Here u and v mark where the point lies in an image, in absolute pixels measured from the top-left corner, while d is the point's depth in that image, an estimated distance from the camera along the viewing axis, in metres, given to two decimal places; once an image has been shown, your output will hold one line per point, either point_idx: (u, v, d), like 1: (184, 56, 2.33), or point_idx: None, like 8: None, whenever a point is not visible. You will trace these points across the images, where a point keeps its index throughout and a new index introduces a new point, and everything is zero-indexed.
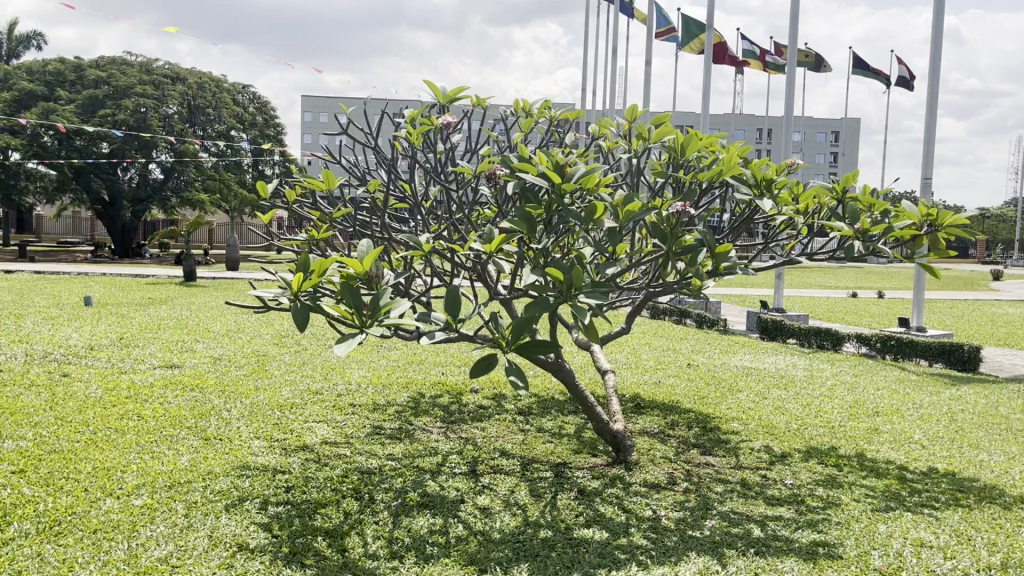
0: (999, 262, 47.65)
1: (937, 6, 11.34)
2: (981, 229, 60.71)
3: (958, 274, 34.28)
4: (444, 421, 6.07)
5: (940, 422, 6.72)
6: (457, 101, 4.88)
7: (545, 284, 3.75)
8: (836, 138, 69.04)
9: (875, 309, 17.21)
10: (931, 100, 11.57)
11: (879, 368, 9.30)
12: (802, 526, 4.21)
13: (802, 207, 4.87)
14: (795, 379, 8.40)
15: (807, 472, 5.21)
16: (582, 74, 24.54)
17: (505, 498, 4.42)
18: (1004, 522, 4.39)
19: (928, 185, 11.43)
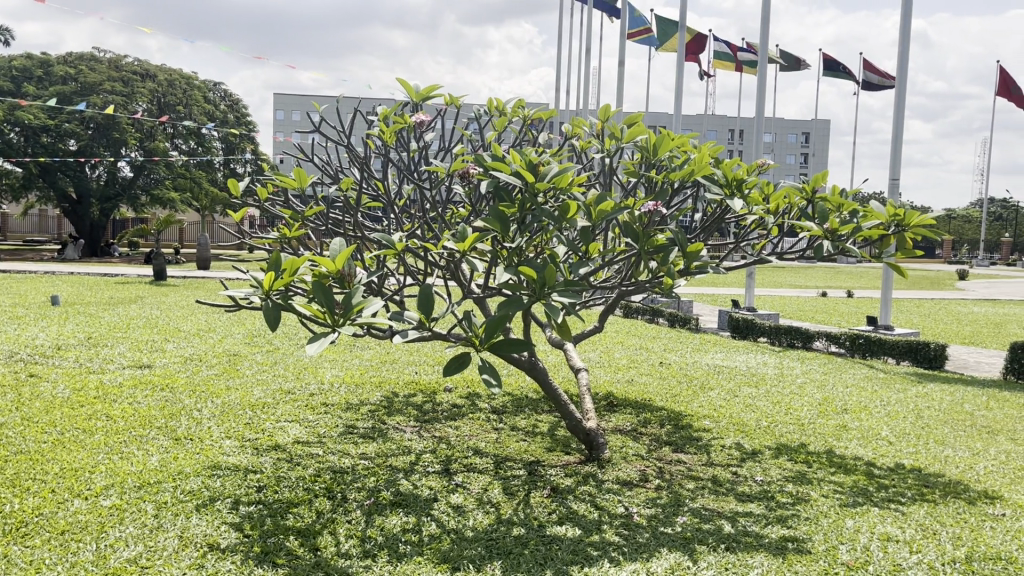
0: (964, 262, 48.58)
1: (903, 10, 11.53)
2: (947, 229, 61.80)
3: (924, 274, 34.90)
4: (418, 420, 6.06)
5: (906, 419, 6.82)
6: (431, 100, 4.87)
7: (519, 284, 3.76)
8: (806, 139, 69.91)
9: (843, 308, 17.46)
10: (898, 103, 11.76)
11: (848, 366, 9.43)
12: (772, 522, 4.26)
13: (773, 207, 4.92)
14: (766, 377, 8.52)
15: (777, 469, 5.27)
16: (557, 74, 24.62)
17: (478, 497, 4.42)
18: (969, 517, 4.47)
19: (895, 185, 11.61)
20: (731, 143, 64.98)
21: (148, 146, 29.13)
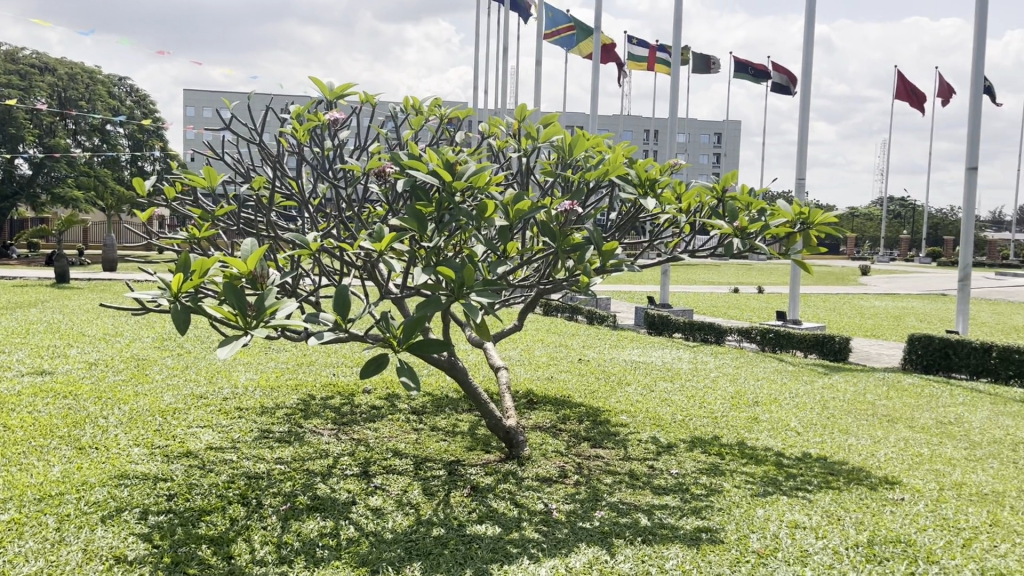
0: (868, 258, 50.80)
1: (807, 16, 11.95)
2: (850, 227, 64.53)
3: (830, 269, 36.30)
4: (336, 423, 5.97)
5: (813, 409, 7.10)
6: (345, 98, 4.81)
7: (437, 283, 3.75)
8: (718, 139, 71.84)
9: (754, 303, 18.01)
10: (804, 105, 12.18)
11: (758, 360, 9.71)
12: (687, 513, 4.37)
13: (685, 206, 5.05)
14: (681, 371, 8.72)
15: (691, 461, 5.41)
16: (475, 73, 24.63)
17: (397, 498, 4.39)
18: (870, 502, 4.68)
19: (802, 185, 12.02)
20: (647, 143, 66.24)
21: (48, 143, 27.81)
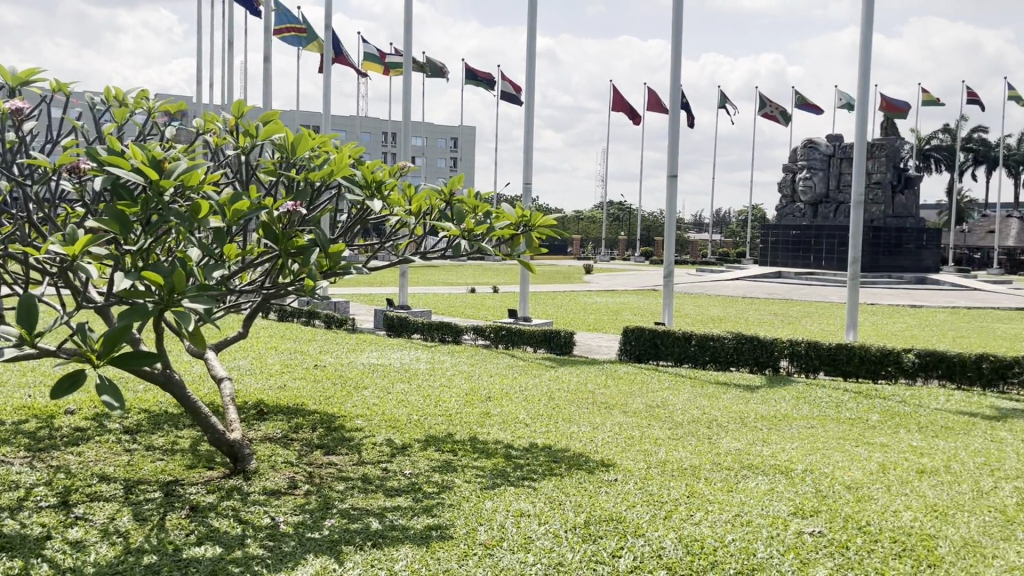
0: (592, 258, 54.87)
1: (529, 28, 12.57)
2: (576, 228, 69.28)
3: (559, 268, 38.65)
4: (31, 450, 5.31)
5: (540, 401, 7.48)
6: (31, 85, 4.29)
7: (144, 290, 3.46)
8: (455, 144, 73.78)
9: (489, 303, 18.71)
10: (528, 113, 12.81)
11: (492, 357, 10.07)
12: (418, 513, 4.40)
13: (413, 208, 5.10)
14: (418, 372, 8.80)
15: (424, 460, 5.47)
16: (198, 67, 23.18)
17: (103, 528, 3.99)
18: (587, 485, 5.02)
19: (527, 189, 12.63)
20: (385, 145, 66.42)
21: None
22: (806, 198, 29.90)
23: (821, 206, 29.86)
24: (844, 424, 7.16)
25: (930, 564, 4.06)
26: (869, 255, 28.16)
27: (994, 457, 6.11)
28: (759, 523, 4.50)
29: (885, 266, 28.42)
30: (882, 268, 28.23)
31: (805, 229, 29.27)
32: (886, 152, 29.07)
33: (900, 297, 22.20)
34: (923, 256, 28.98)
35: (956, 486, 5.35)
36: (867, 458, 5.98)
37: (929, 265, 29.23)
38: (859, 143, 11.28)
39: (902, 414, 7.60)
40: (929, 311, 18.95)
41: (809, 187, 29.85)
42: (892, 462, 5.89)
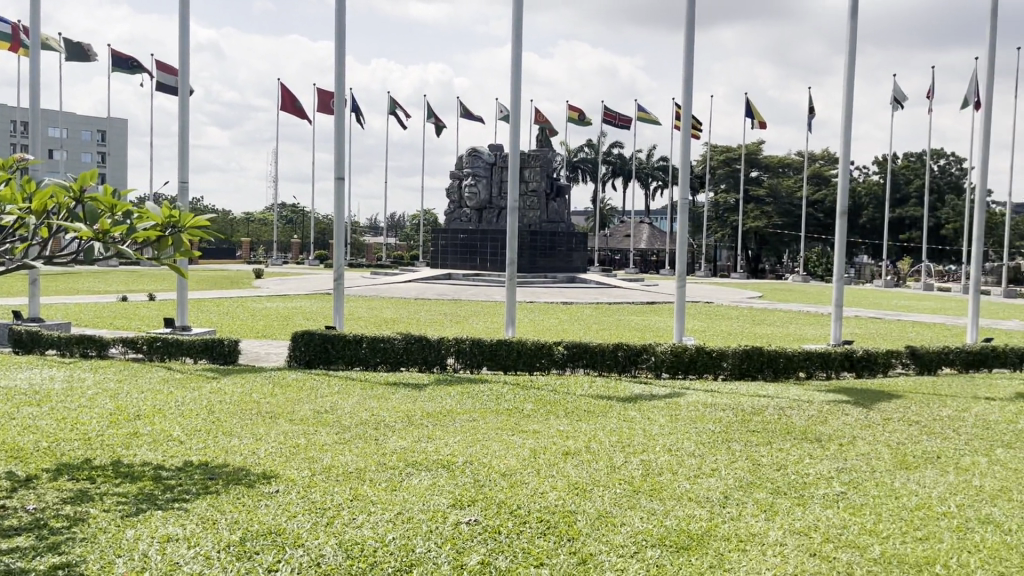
0: (262, 263, 52.98)
1: (182, 17, 11.74)
2: (244, 231, 66.38)
3: (226, 274, 36.70)
4: None
5: (199, 416, 6.99)
6: None
7: None
8: (102, 138, 66.84)
9: (144, 312, 17.17)
10: (183, 108, 11.96)
11: (144, 371, 9.23)
12: (41, 552, 3.86)
13: (34, 208, 4.43)
14: (51, 392, 7.77)
15: (53, 492, 4.81)
16: None
17: None
18: (245, 500, 4.77)
19: (184, 188, 11.79)
20: (15, 136, 58.14)
21: None
22: (472, 204, 31.53)
23: (485, 212, 31.65)
24: (502, 414, 7.61)
25: (569, 537, 4.46)
26: (528, 257, 30.46)
27: (626, 435, 6.88)
28: (419, 519, 4.62)
29: (542, 267, 30.95)
30: (540, 269, 30.73)
31: (472, 232, 30.83)
32: (539, 162, 31.53)
33: (554, 295, 24.32)
34: (573, 257, 31.70)
35: (595, 464, 5.93)
36: (520, 446, 6.42)
37: (577, 266, 31.97)
38: (512, 153, 12.12)
39: (553, 402, 8.31)
40: (577, 307, 20.99)
41: (474, 194, 31.55)
42: (543, 447, 6.38)
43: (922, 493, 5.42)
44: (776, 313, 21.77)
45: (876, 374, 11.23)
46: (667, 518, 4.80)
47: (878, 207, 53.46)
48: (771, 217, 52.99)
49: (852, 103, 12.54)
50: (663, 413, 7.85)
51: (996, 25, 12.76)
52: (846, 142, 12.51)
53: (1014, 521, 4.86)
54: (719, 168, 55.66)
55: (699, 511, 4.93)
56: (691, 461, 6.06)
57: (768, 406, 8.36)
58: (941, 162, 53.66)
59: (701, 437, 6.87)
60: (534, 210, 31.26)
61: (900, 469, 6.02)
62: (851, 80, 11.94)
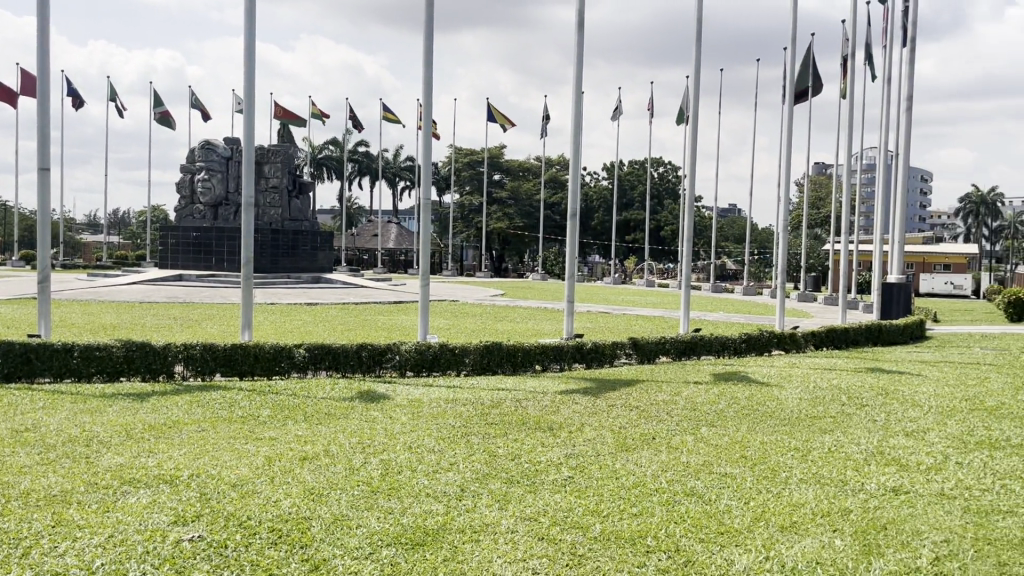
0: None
1: None
2: None
3: None
4: None
5: None
6: None
7: None
8: None
9: None
10: None
11: None
12: None
13: None
14: None
15: None
16: None
17: None
18: None
19: None
20: None
21: None
22: (205, 200, 29.67)
23: (221, 209, 29.92)
24: (235, 422, 7.22)
25: (301, 545, 4.37)
26: (269, 256, 29.26)
27: (366, 435, 6.80)
28: (134, 541, 4.32)
29: (284, 267, 29.90)
30: (282, 269, 29.67)
31: (205, 231, 29.14)
32: (280, 158, 30.30)
33: (297, 296, 23.59)
34: (317, 256, 31.34)
35: (332, 467, 5.81)
36: (254, 454, 6.13)
37: (322, 265, 31.77)
38: (246, 147, 11.53)
39: (291, 406, 8.02)
40: (321, 308, 20.52)
41: (208, 189, 29.66)
42: (277, 453, 6.14)
43: (639, 472, 5.88)
44: (516, 310, 22.74)
45: (605, 365, 12.08)
46: (402, 516, 4.82)
47: (607, 210, 57.84)
48: (513, 218, 55.35)
49: (580, 111, 13.35)
50: (405, 412, 7.87)
51: (699, 47, 14.22)
52: (575, 148, 13.30)
53: (713, 492, 5.43)
54: (463, 170, 57.13)
55: (435, 506, 5.00)
56: (430, 457, 6.12)
57: (506, 398, 8.69)
58: (660, 170, 59.11)
59: (442, 433, 6.96)
60: (275, 208, 30.07)
61: (621, 451, 6.51)
62: (579, 90, 12.73)
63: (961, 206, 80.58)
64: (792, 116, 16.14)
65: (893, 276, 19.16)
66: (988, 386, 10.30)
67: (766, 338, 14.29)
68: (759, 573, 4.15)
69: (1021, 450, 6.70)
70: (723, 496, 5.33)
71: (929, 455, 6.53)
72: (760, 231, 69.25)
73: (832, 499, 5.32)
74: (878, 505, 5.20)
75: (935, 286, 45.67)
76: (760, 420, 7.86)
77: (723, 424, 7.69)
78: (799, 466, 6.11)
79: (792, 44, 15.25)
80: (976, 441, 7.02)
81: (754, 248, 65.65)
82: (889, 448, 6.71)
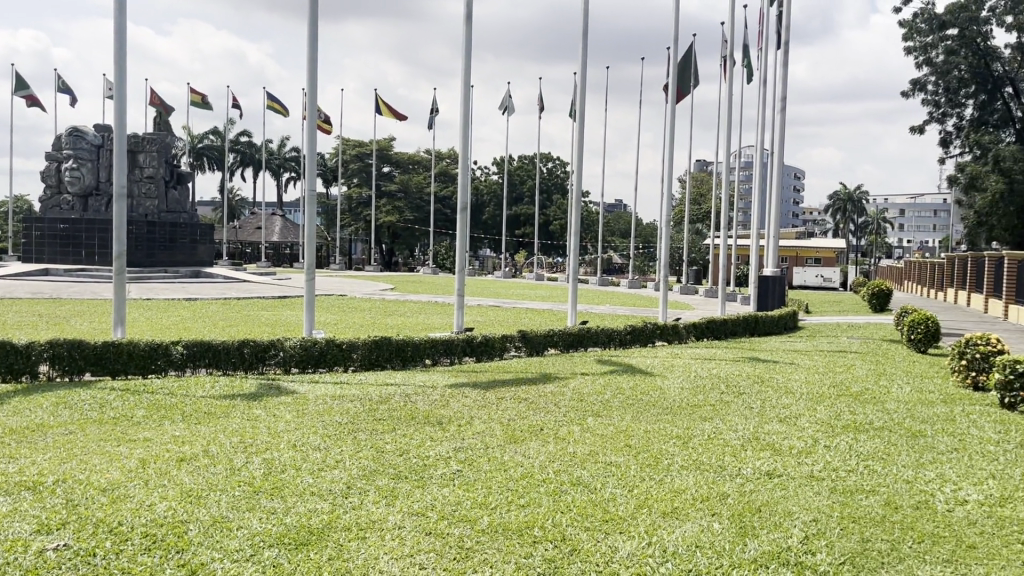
0: None
1: None
2: None
3: None
4: None
5: None
6: None
7: None
8: None
9: None
10: None
11: None
12: None
13: None
14: None
15: None
16: None
17: None
18: None
19: None
20: None
21: None
22: (74, 190, 27.99)
23: (91, 199, 28.30)
24: (106, 424, 6.85)
25: (177, 550, 4.18)
26: (145, 250, 27.92)
27: (248, 435, 6.58)
28: None
29: (161, 261, 28.61)
30: (159, 263, 28.39)
31: (75, 223, 27.59)
32: (156, 147, 28.90)
33: (175, 291, 22.61)
34: (197, 250, 30.19)
35: (212, 468, 5.58)
36: (126, 456, 5.83)
37: (202, 259, 30.58)
38: (117, 134, 10.93)
39: (168, 406, 7.67)
40: (202, 304, 19.75)
41: (76, 178, 27.95)
42: (152, 455, 5.85)
43: (526, 463, 5.93)
44: (405, 304, 22.55)
45: (494, 358, 12.13)
46: (286, 517, 4.68)
47: (497, 204, 58.17)
48: (402, 212, 54.87)
49: (468, 105, 13.32)
50: (290, 409, 7.66)
51: (586, 45, 14.49)
52: (464, 141, 13.27)
53: (598, 480, 5.53)
54: (351, 162, 56.20)
55: (320, 504, 4.89)
56: (315, 455, 5.98)
57: (394, 393, 8.61)
58: (549, 165, 59.87)
59: (327, 430, 6.81)
60: (151, 199, 28.69)
61: (509, 443, 6.54)
62: (467, 83, 12.71)
63: (829, 203, 85.32)
64: (674, 114, 16.63)
65: (767, 270, 20.05)
66: (853, 373, 10.95)
67: (650, 329, 14.69)
68: (642, 558, 4.26)
69: (881, 432, 7.15)
70: (608, 485, 5.44)
71: (799, 439, 6.87)
72: (645, 226, 71.23)
73: (711, 484, 5.51)
74: (754, 489, 5.43)
75: (806, 278, 48.19)
76: (644, 409, 8.08)
77: (608, 414, 7.85)
78: (680, 454, 6.31)
79: (674, 44, 15.72)
80: (842, 425, 7.44)
81: (639, 242, 67.50)
82: (763, 434, 7.02)
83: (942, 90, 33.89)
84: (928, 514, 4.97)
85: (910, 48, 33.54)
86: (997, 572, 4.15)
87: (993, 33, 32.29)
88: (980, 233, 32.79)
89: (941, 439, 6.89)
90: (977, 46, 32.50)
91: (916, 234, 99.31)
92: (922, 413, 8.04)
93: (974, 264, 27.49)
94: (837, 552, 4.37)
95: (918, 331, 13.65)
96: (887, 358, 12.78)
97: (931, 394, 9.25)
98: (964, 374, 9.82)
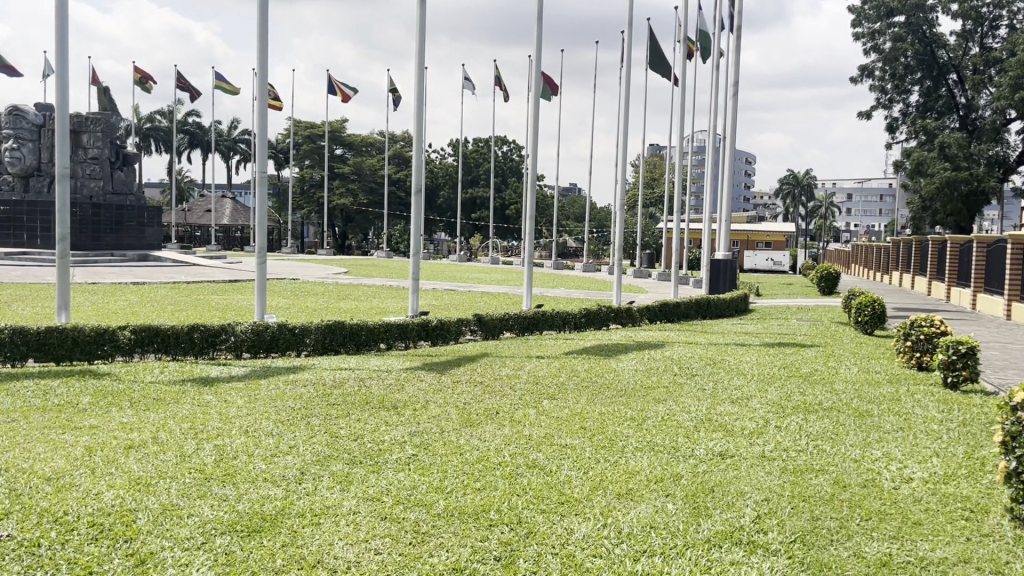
0: None
1: None
2: None
3: None
4: None
5: None
6: None
7: None
8: None
9: None
10: None
11: None
12: None
13: None
14: None
15: None
16: None
17: None
18: None
19: None
20: None
21: None
22: (13, 170, 27.02)
23: (31, 180, 27.38)
24: (51, 411, 6.67)
25: (126, 539, 4.09)
26: (90, 233, 27.24)
27: (199, 421, 6.47)
28: None
29: (107, 244, 27.96)
30: (104, 247, 27.73)
31: (15, 204, 26.75)
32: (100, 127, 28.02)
33: (121, 274, 22.05)
34: (145, 233, 29.51)
35: (161, 455, 5.47)
36: (72, 445, 5.68)
37: (150, 241, 29.85)
38: (59, 113, 10.54)
39: (114, 393, 7.47)
40: (150, 288, 19.33)
41: (17, 159, 26.99)
42: (98, 443, 5.71)
43: (482, 447, 5.93)
44: (358, 287, 22.40)
45: (449, 341, 12.06)
46: (237, 504, 4.61)
47: (452, 187, 58.22)
48: (356, 194, 54.48)
49: (422, 87, 13.15)
50: (241, 395, 7.55)
51: (542, 28, 14.45)
52: (420, 124, 13.14)
53: (554, 463, 5.55)
54: (303, 143, 55.56)
55: (272, 491, 4.82)
56: (267, 441, 5.89)
57: (348, 378, 8.53)
58: (504, 149, 59.75)
59: (280, 415, 6.73)
60: (96, 179, 27.80)
61: (465, 427, 6.53)
62: (421, 65, 12.57)
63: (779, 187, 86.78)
64: (628, 96, 16.65)
65: (720, 253, 20.19)
66: (802, 354, 11.18)
67: (605, 312, 14.80)
68: (597, 540, 4.29)
69: (829, 412, 7.31)
70: (563, 468, 5.47)
71: (751, 420, 6.99)
72: (599, 210, 71.85)
73: (665, 465, 5.57)
74: (707, 470, 5.51)
75: (757, 262, 48.85)
76: (598, 391, 8.15)
77: (563, 396, 7.88)
78: (633, 436, 6.36)
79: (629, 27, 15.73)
80: (792, 405, 7.60)
81: (593, 225, 68.07)
82: (716, 415, 7.13)
83: (889, 77, 34.51)
84: (874, 491, 5.10)
85: (859, 35, 34.04)
86: (940, 547, 4.28)
87: (938, 20, 32.93)
88: (924, 218, 33.54)
89: (888, 418, 7.07)
90: (923, 33, 33.08)
91: (861, 218, 101.59)
92: (868, 393, 8.26)
93: (919, 246, 28.24)
94: (789, 531, 4.46)
95: (865, 313, 13.94)
96: (834, 339, 13.07)
97: (877, 374, 9.51)
98: (909, 355, 10.06)
